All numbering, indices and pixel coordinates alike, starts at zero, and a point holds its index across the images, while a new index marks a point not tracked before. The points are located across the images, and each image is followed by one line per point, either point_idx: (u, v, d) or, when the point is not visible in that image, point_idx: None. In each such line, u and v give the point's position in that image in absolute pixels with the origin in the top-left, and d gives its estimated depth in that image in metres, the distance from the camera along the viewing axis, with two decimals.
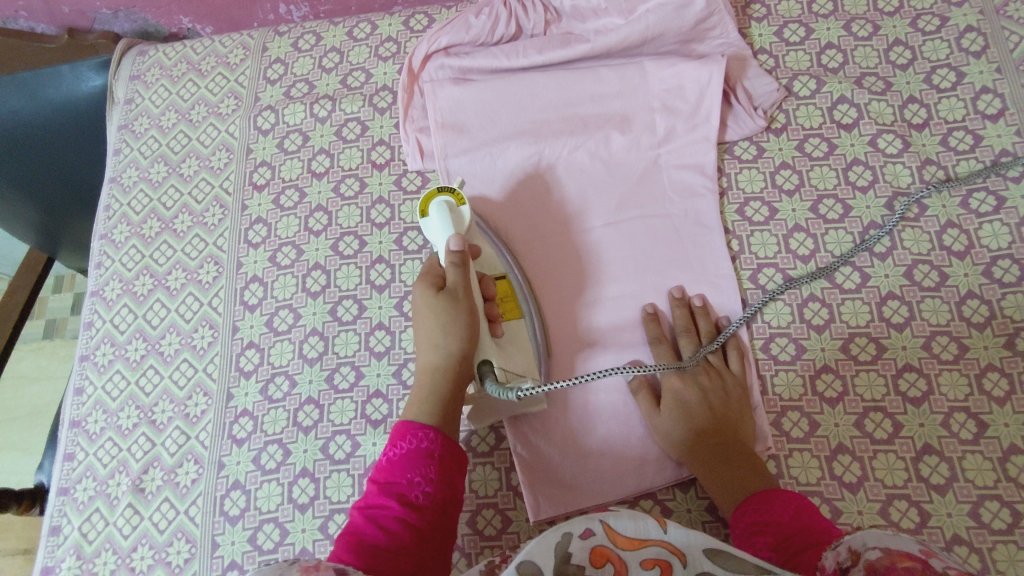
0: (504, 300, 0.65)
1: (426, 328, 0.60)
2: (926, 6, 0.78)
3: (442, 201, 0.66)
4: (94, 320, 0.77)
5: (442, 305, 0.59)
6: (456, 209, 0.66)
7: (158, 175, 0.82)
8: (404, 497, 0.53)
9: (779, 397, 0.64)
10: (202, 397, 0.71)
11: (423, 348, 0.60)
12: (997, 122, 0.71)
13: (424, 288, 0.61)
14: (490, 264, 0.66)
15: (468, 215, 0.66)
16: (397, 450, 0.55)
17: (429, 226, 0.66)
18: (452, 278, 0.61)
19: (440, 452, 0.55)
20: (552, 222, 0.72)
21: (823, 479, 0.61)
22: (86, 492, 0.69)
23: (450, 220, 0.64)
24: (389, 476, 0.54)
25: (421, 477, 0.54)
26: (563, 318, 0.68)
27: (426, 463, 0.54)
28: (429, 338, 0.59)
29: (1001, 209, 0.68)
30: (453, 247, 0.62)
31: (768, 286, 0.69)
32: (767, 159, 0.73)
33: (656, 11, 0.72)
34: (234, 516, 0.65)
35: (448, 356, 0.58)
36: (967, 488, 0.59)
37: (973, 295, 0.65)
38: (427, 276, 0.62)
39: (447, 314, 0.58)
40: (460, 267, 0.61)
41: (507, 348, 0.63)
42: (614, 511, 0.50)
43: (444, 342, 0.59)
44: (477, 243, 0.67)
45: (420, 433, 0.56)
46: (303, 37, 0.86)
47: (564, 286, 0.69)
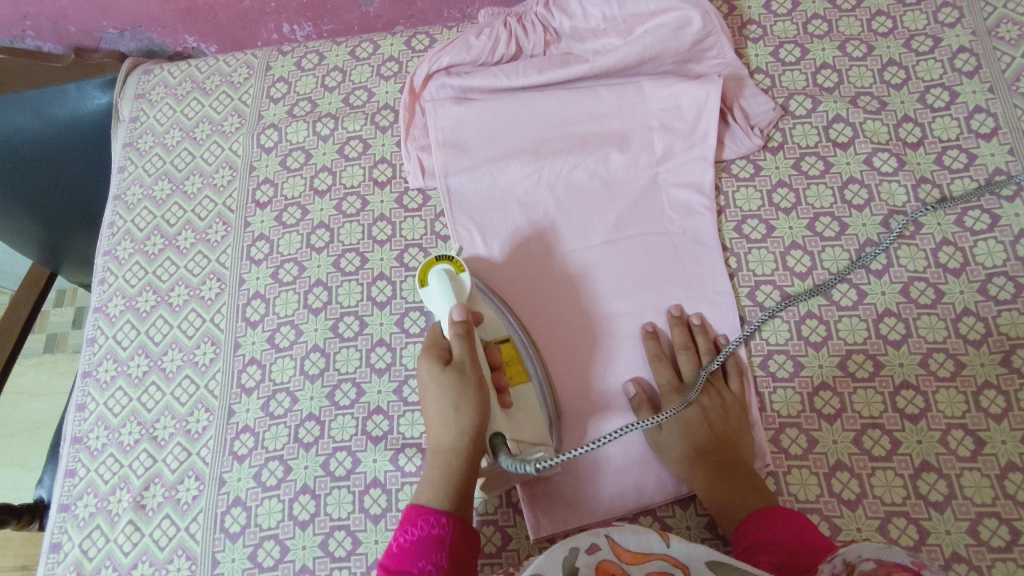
0: (510, 366, 0.64)
1: (436, 407, 0.58)
2: (920, 27, 0.79)
3: (442, 269, 0.64)
4: (97, 336, 0.77)
5: (449, 380, 0.58)
6: (457, 277, 0.64)
7: (161, 192, 0.83)
8: None
9: (777, 414, 0.65)
10: (203, 414, 0.71)
11: (434, 427, 0.58)
12: (990, 141, 0.72)
13: (430, 364, 0.59)
14: (493, 328, 0.65)
15: (468, 283, 0.65)
16: (408, 536, 0.55)
17: (429, 296, 0.64)
18: (457, 351, 0.60)
19: (451, 537, 0.54)
20: (551, 240, 0.72)
21: (822, 496, 0.61)
22: (86, 509, 0.69)
23: (451, 291, 0.63)
24: (400, 563, 0.53)
25: (432, 562, 0.53)
26: (567, 351, 0.68)
27: (436, 549, 0.54)
28: (438, 414, 0.58)
29: (996, 226, 0.69)
30: (456, 318, 0.61)
31: (766, 304, 0.69)
32: (764, 177, 0.74)
33: (653, 33, 0.74)
34: (234, 533, 0.66)
35: (461, 434, 0.57)
36: (966, 505, 0.59)
37: (969, 313, 0.66)
38: (432, 351, 0.60)
39: (457, 387, 0.57)
40: (465, 338, 0.60)
41: (518, 415, 0.62)
42: (617, 526, 0.51)
43: (456, 420, 0.57)
44: (477, 308, 0.65)
45: (431, 518, 0.55)
46: (307, 57, 0.88)
47: (563, 305, 0.70)
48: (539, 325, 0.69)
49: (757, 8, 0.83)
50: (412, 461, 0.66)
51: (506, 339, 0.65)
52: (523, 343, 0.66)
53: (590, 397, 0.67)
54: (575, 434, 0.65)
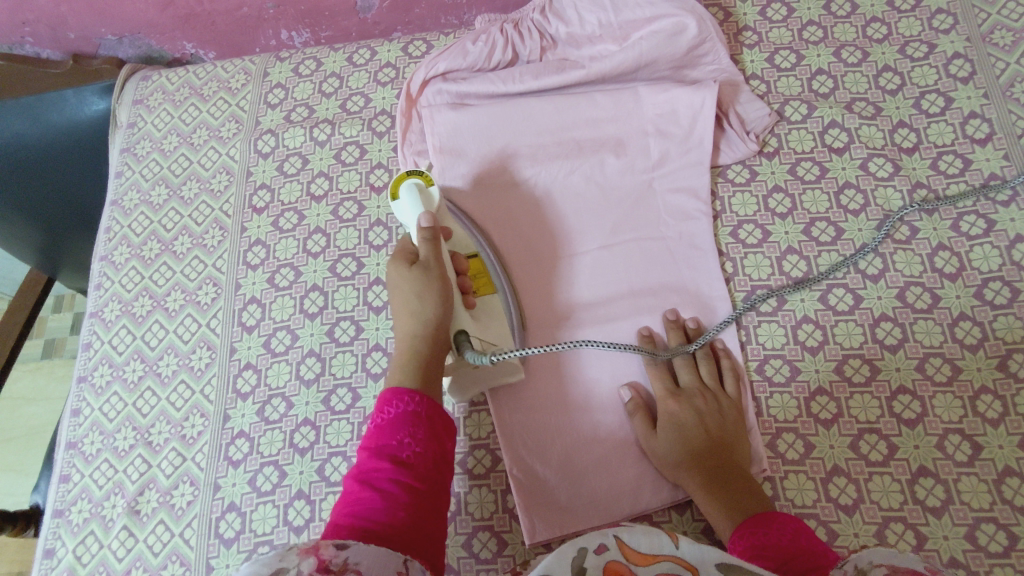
0: (476, 277, 0.67)
1: (402, 299, 0.62)
2: (915, 33, 0.79)
3: (410, 183, 0.68)
4: (93, 341, 0.77)
5: (415, 275, 0.61)
6: (427, 190, 0.68)
7: (159, 198, 0.83)
8: (396, 457, 0.54)
9: (774, 419, 0.65)
10: (199, 419, 0.71)
11: (401, 319, 0.62)
12: (985, 146, 0.73)
13: (397, 265, 0.63)
14: (463, 242, 0.69)
15: (437, 196, 0.68)
16: (384, 416, 0.56)
17: (400, 208, 0.67)
18: (424, 253, 0.63)
19: (425, 412, 0.56)
20: (545, 238, 0.73)
21: (819, 502, 0.61)
22: (80, 515, 0.68)
23: (418, 200, 0.67)
24: (378, 440, 0.55)
25: (410, 437, 0.55)
26: (540, 294, 0.70)
27: (413, 424, 0.55)
28: (404, 305, 0.61)
29: (991, 231, 0.69)
30: (424, 224, 0.64)
31: (763, 309, 0.69)
32: (760, 182, 0.74)
33: (649, 38, 0.74)
34: (229, 538, 0.65)
35: (424, 323, 0.60)
36: (963, 510, 0.59)
37: (965, 317, 0.66)
38: (401, 253, 0.64)
39: (422, 281, 0.61)
40: (431, 242, 0.63)
41: (482, 320, 0.65)
42: (626, 526, 0.49)
43: (421, 310, 0.60)
44: (446, 223, 0.69)
45: (406, 398, 0.57)
46: (304, 63, 0.88)
47: (557, 304, 0.70)
48: (512, 256, 0.72)
49: (752, 14, 0.83)
50: None
51: (474, 254, 0.68)
52: (491, 261, 0.69)
53: (568, 348, 0.68)
54: (552, 386, 0.67)
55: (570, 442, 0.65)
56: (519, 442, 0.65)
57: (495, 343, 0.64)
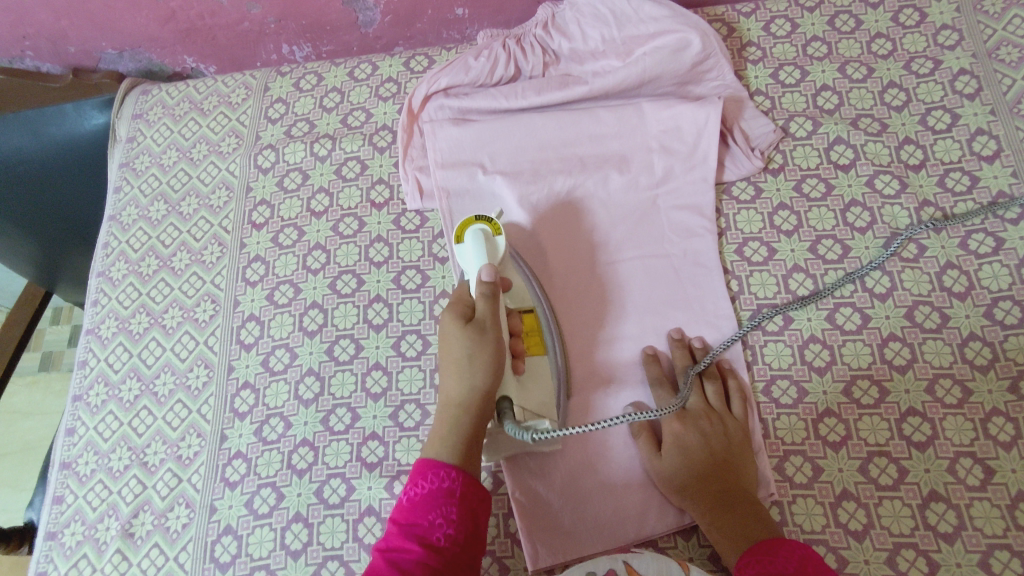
0: (528, 335, 0.65)
1: (452, 361, 0.59)
2: (920, 49, 0.79)
3: (478, 228, 0.65)
4: (89, 359, 0.76)
5: (469, 335, 0.59)
6: (494, 238, 0.65)
7: (157, 213, 0.83)
8: (426, 538, 0.52)
9: (781, 441, 0.63)
10: (195, 439, 0.70)
11: (449, 375, 0.59)
12: (993, 163, 0.72)
13: (452, 317, 0.61)
14: (519, 296, 0.67)
15: (503, 247, 0.65)
16: (419, 489, 0.55)
17: (463, 252, 0.65)
18: (481, 309, 0.61)
19: (461, 491, 0.55)
20: (561, 247, 0.72)
21: (828, 527, 0.60)
22: (73, 537, 0.67)
23: (484, 249, 0.64)
24: (411, 516, 0.54)
25: (443, 517, 0.53)
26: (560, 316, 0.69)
27: (446, 503, 0.54)
28: (453, 365, 0.59)
29: (1000, 250, 0.68)
30: (486, 277, 0.62)
31: (769, 327, 0.68)
32: (765, 200, 0.73)
33: (652, 55, 0.74)
34: (224, 563, 0.64)
35: (472, 390, 0.58)
36: (976, 536, 0.58)
37: (975, 337, 0.65)
38: (457, 304, 0.62)
39: (476, 343, 0.59)
40: (489, 299, 0.61)
41: (528, 385, 0.63)
42: (635, 553, 0.58)
43: (468, 373, 0.58)
44: (506, 275, 0.66)
45: (442, 472, 0.56)
46: (306, 77, 0.88)
47: (572, 317, 0.69)
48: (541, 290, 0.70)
49: (756, 30, 0.83)
50: None
51: (529, 309, 0.66)
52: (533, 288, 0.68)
53: (575, 351, 0.68)
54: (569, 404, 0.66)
55: (578, 459, 0.64)
56: (520, 462, 0.63)
57: (536, 412, 0.62)
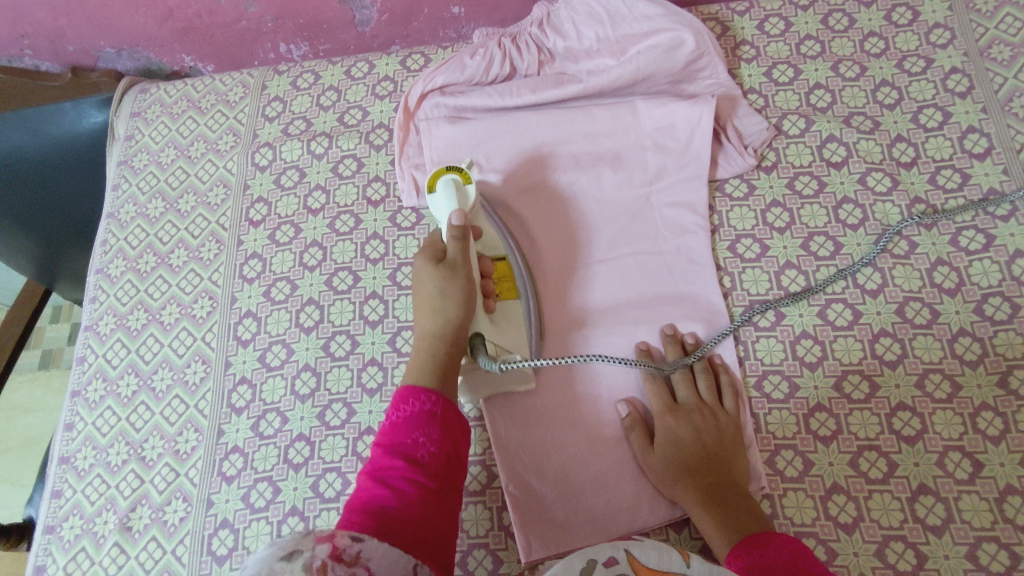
0: (499, 281, 0.69)
1: (427, 296, 0.63)
2: (913, 48, 0.79)
3: (449, 178, 0.68)
4: (87, 355, 0.77)
5: (442, 274, 0.63)
6: (464, 188, 0.69)
7: (155, 211, 0.83)
8: (411, 454, 0.55)
9: (772, 435, 0.64)
10: (193, 433, 0.70)
11: (423, 312, 0.63)
12: (984, 161, 0.72)
13: (427, 258, 0.64)
14: (491, 244, 0.70)
15: (474, 195, 0.69)
16: (401, 414, 0.57)
17: (435, 202, 0.69)
18: (452, 252, 0.64)
19: (441, 412, 0.58)
20: (549, 239, 0.73)
21: (818, 520, 0.60)
22: (72, 531, 0.68)
23: (455, 197, 0.67)
24: (394, 437, 0.56)
25: (425, 436, 0.56)
26: (552, 312, 0.70)
27: (428, 423, 0.57)
28: (427, 303, 0.63)
29: (991, 247, 0.69)
30: (454, 221, 0.65)
31: (761, 323, 0.68)
32: (758, 197, 0.74)
33: (646, 53, 0.74)
34: (221, 555, 0.64)
35: (445, 323, 0.62)
36: (964, 529, 0.58)
37: (965, 333, 0.66)
38: (430, 248, 0.65)
39: (447, 281, 0.63)
40: (460, 242, 0.64)
41: (501, 325, 0.66)
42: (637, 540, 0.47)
43: (443, 310, 0.62)
44: (478, 223, 0.70)
45: (422, 397, 0.58)
46: (303, 76, 0.88)
47: (558, 306, 0.70)
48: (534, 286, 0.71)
49: (750, 29, 0.83)
50: None
51: (501, 258, 0.70)
52: (519, 265, 0.69)
53: (568, 347, 0.68)
54: (557, 400, 0.66)
55: (569, 451, 0.64)
56: (514, 456, 0.64)
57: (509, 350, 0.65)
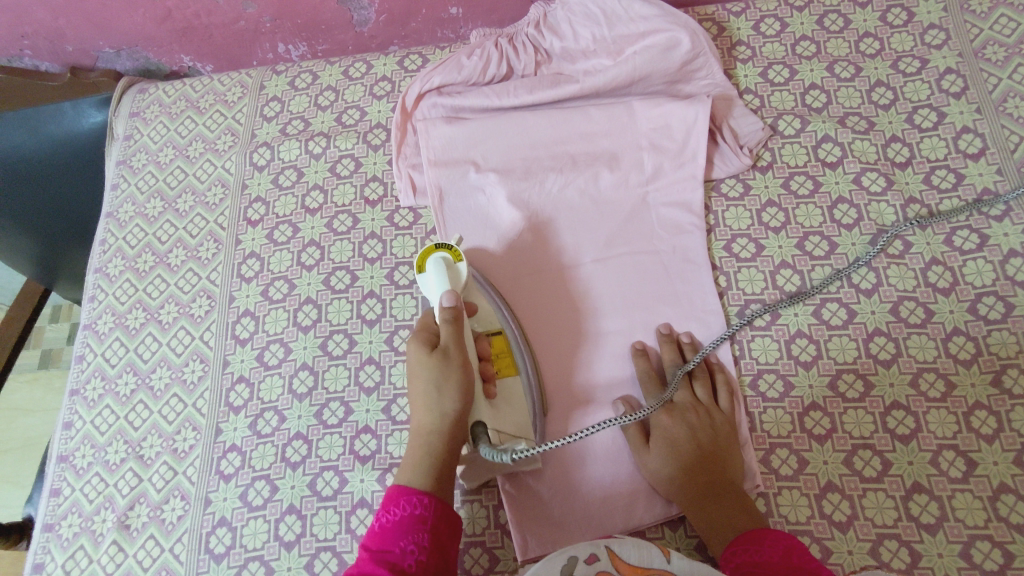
0: (499, 358, 0.66)
1: (418, 387, 0.59)
2: (907, 48, 0.80)
3: (438, 257, 0.66)
4: (86, 354, 0.77)
5: (434, 363, 0.59)
6: (455, 265, 0.66)
7: (154, 210, 0.83)
8: (397, 565, 0.51)
9: (767, 434, 0.64)
10: (191, 432, 0.71)
11: (417, 409, 0.59)
12: (978, 161, 0.73)
13: (417, 346, 0.60)
14: (486, 320, 0.67)
15: (464, 273, 0.66)
16: (390, 516, 0.54)
17: (425, 282, 0.66)
18: (445, 338, 0.60)
19: (433, 518, 0.54)
20: (540, 267, 0.72)
21: (813, 518, 0.60)
22: (70, 529, 0.68)
23: (446, 276, 0.65)
24: (382, 543, 0.53)
25: (414, 545, 0.52)
26: (548, 319, 0.70)
27: (418, 530, 0.53)
28: (421, 396, 0.59)
29: (984, 246, 0.69)
30: (447, 303, 0.62)
31: (757, 322, 0.69)
32: (754, 197, 0.74)
33: (643, 54, 0.75)
34: (219, 554, 0.65)
35: (442, 418, 0.58)
36: (958, 527, 0.59)
37: (959, 332, 0.66)
38: (421, 334, 0.62)
39: (441, 371, 0.58)
40: (453, 325, 0.61)
41: (501, 407, 0.63)
42: (619, 538, 0.53)
43: (438, 402, 0.58)
44: (472, 299, 0.67)
45: (414, 499, 0.55)
46: (301, 76, 0.88)
47: (550, 324, 0.70)
48: (529, 293, 0.71)
49: (746, 29, 0.84)
50: None
51: (498, 331, 0.67)
52: (513, 333, 0.67)
53: (563, 352, 0.69)
54: (551, 407, 0.66)
55: (572, 488, 0.63)
56: None
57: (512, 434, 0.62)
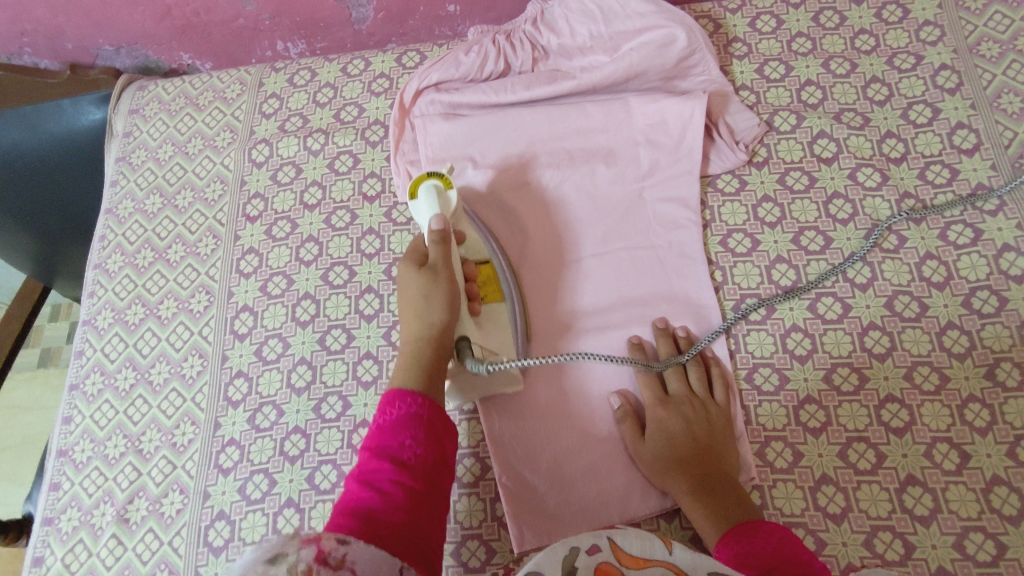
0: (484, 284, 0.68)
1: (408, 300, 0.63)
2: (902, 45, 0.80)
3: (430, 184, 0.69)
4: (85, 349, 0.77)
5: (423, 278, 0.62)
6: (445, 192, 0.69)
7: (153, 207, 0.84)
8: (397, 459, 0.54)
9: (762, 427, 0.65)
10: (189, 427, 0.71)
11: (407, 317, 0.62)
12: (973, 156, 0.73)
13: (407, 265, 0.64)
14: (476, 248, 0.70)
15: (455, 201, 0.69)
16: (387, 417, 0.56)
17: (417, 208, 0.69)
18: (434, 255, 0.64)
19: (427, 414, 0.57)
20: (534, 232, 0.74)
21: (807, 511, 0.61)
22: (70, 522, 0.68)
23: (436, 203, 0.68)
24: (380, 441, 0.55)
25: (411, 439, 0.55)
26: (545, 302, 0.71)
27: (415, 426, 0.56)
28: (410, 308, 0.62)
29: (979, 241, 0.69)
30: (435, 226, 0.65)
31: (753, 317, 0.69)
32: (749, 192, 0.75)
33: (639, 50, 0.75)
34: (217, 547, 0.65)
35: (430, 326, 0.61)
36: (951, 519, 0.59)
37: (953, 326, 0.66)
38: (411, 254, 0.65)
39: (430, 287, 0.62)
40: (442, 245, 0.64)
41: (486, 327, 0.66)
42: (621, 529, 0.51)
43: (425, 312, 0.61)
44: (461, 229, 0.70)
45: (408, 399, 0.57)
46: (299, 73, 0.89)
47: (547, 306, 0.71)
48: (527, 274, 0.72)
49: (742, 26, 0.84)
50: None
51: (486, 261, 0.69)
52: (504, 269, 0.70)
53: (560, 334, 0.70)
54: (545, 399, 0.67)
55: (553, 435, 0.65)
56: (507, 449, 0.65)
57: (496, 352, 0.65)
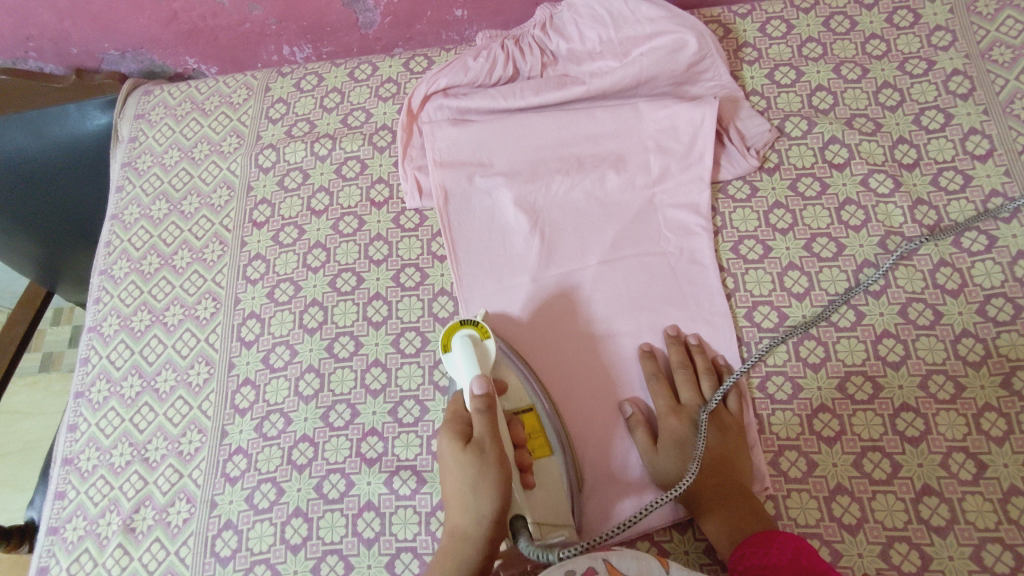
0: (532, 438, 0.63)
1: (453, 481, 0.56)
2: (914, 50, 0.80)
3: (464, 337, 0.63)
4: (91, 356, 0.77)
5: (468, 460, 0.55)
6: (482, 343, 0.63)
7: (159, 212, 0.83)
8: None
9: (776, 436, 0.64)
10: (196, 435, 0.70)
11: (453, 506, 0.56)
12: (986, 162, 0.73)
13: (450, 440, 0.57)
14: (516, 396, 0.64)
15: (493, 350, 0.64)
16: None
17: (452, 362, 0.63)
18: (478, 427, 0.57)
19: None
20: (568, 331, 0.69)
21: (822, 521, 0.60)
22: (76, 532, 0.68)
23: (474, 359, 0.62)
24: None
25: None
26: (583, 398, 0.67)
27: None
28: (458, 497, 0.55)
29: (993, 248, 0.69)
30: (476, 390, 0.59)
31: (764, 324, 0.69)
32: (760, 199, 0.74)
33: (649, 55, 0.74)
34: (225, 557, 0.64)
35: (478, 520, 0.54)
36: (968, 530, 0.58)
37: (968, 334, 0.66)
38: (452, 426, 0.58)
39: (477, 470, 0.55)
40: (485, 414, 0.57)
41: (540, 494, 0.60)
42: (616, 551, 0.53)
43: (476, 504, 0.54)
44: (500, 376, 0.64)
45: None
46: (306, 78, 0.88)
47: (589, 413, 0.66)
48: (559, 372, 0.68)
49: (752, 31, 0.84)
50: (406, 484, 0.65)
51: (528, 408, 0.64)
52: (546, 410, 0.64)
53: (604, 434, 0.66)
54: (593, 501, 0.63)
55: (600, 467, 0.64)
56: None
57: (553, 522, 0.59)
